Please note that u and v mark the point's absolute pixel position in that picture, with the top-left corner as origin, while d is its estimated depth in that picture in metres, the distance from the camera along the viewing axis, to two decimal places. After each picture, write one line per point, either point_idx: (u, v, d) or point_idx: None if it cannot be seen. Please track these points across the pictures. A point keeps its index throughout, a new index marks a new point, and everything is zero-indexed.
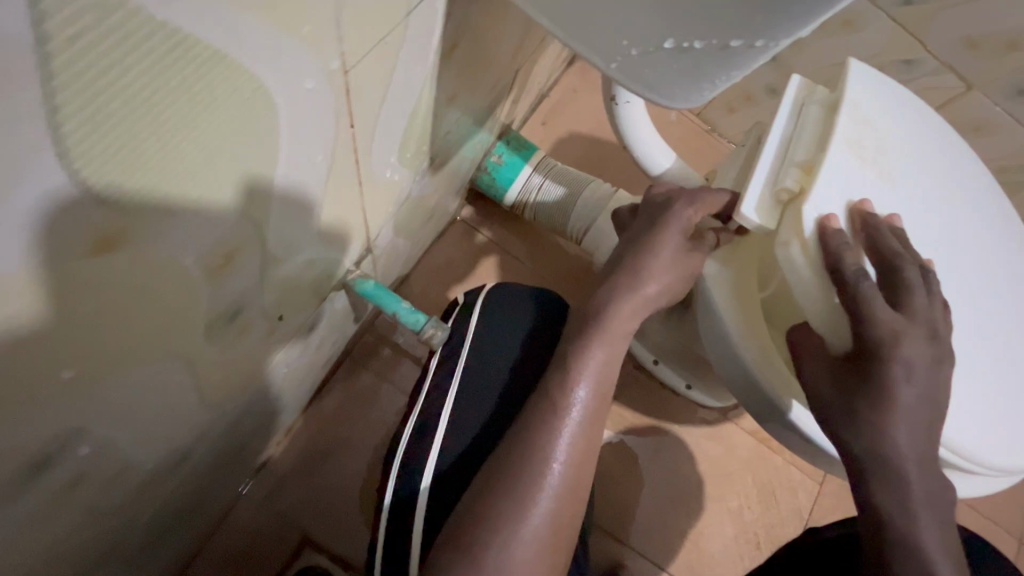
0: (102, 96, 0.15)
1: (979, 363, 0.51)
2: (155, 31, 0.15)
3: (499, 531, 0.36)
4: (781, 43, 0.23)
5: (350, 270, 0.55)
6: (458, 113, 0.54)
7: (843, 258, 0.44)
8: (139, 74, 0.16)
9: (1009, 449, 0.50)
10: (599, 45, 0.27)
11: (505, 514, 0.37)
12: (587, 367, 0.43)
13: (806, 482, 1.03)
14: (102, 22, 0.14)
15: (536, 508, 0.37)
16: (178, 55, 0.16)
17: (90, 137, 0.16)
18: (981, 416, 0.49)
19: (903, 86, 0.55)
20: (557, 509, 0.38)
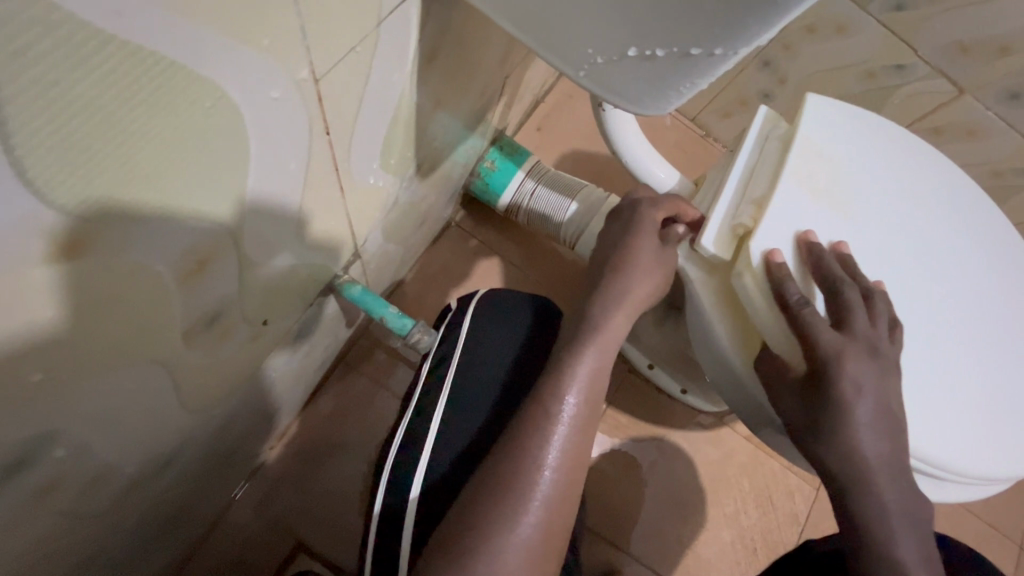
0: (56, 105, 0.15)
1: (938, 372, 0.53)
2: (108, 44, 0.16)
3: (486, 542, 0.35)
4: (740, 51, 0.23)
5: (340, 275, 0.55)
6: (445, 120, 0.55)
7: (788, 287, 0.49)
8: (94, 84, 0.16)
9: (977, 453, 0.52)
10: (566, 54, 0.27)
11: (491, 523, 0.36)
12: (575, 376, 0.43)
13: (803, 487, 1.03)
14: (51, 34, 0.14)
15: (527, 514, 0.37)
16: (134, 65, 0.17)
17: (47, 146, 0.16)
18: (940, 422, 0.52)
19: (857, 120, 0.60)
20: (548, 516, 0.38)
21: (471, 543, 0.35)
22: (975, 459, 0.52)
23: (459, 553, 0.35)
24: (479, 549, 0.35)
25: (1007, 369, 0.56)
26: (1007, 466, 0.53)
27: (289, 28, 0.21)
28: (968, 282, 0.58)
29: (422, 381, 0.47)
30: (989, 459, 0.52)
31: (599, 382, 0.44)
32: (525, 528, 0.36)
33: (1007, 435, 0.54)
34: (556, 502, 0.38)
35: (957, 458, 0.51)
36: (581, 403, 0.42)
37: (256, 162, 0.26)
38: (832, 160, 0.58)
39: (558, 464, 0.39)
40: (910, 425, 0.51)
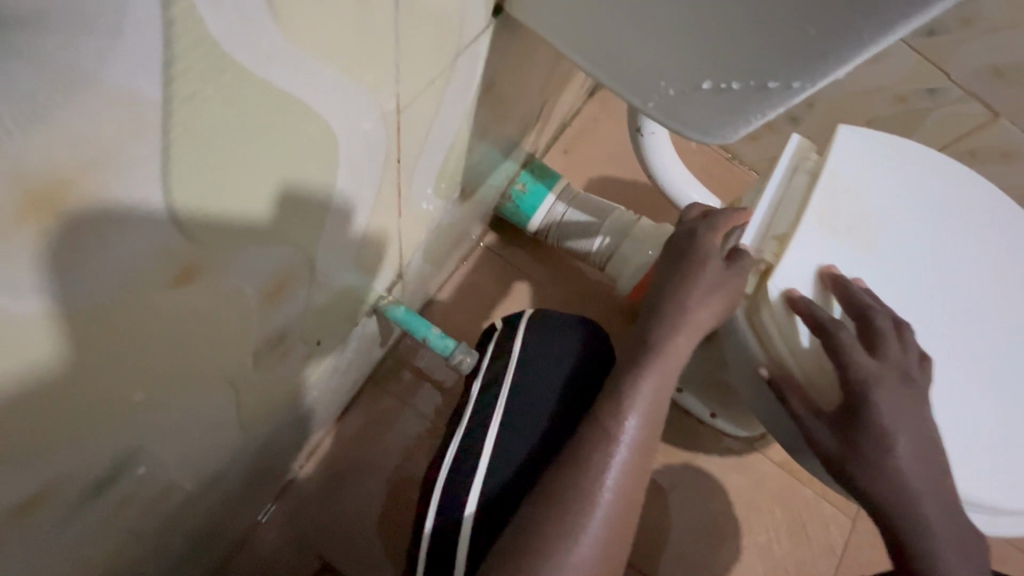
0: (206, 138, 0.17)
1: (967, 406, 0.55)
2: (253, 87, 0.17)
3: (543, 560, 0.35)
4: (819, 85, 0.24)
5: (382, 296, 0.56)
6: (488, 145, 0.56)
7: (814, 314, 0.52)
8: (234, 124, 0.17)
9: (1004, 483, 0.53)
10: (637, 85, 0.28)
11: (548, 542, 0.36)
12: (635, 397, 0.43)
13: (838, 516, 1.00)
14: (216, 78, 0.16)
15: (587, 531, 0.37)
16: (271, 101, 0.18)
17: (185, 177, 0.17)
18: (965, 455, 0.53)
19: (887, 152, 0.63)
20: (609, 535, 0.38)
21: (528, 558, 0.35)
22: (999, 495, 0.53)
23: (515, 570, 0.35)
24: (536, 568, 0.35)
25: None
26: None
27: (389, 64, 0.23)
28: (1002, 313, 0.59)
29: (472, 399, 0.47)
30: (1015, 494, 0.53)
31: (659, 405, 0.44)
32: (582, 548, 0.36)
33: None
34: (615, 523, 0.38)
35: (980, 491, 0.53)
36: (641, 425, 0.42)
37: (341, 189, 0.27)
38: (858, 195, 0.60)
39: (619, 483, 0.39)
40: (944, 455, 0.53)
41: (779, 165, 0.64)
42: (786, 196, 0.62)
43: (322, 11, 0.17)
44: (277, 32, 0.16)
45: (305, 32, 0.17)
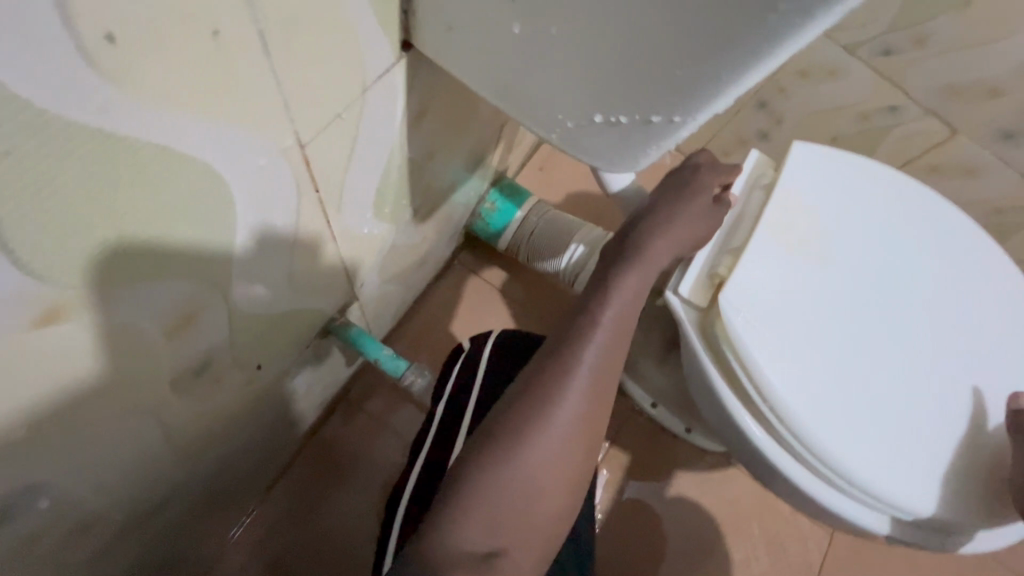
0: (50, 197, 0.18)
1: (918, 428, 0.55)
2: (95, 138, 0.18)
3: (472, 516, 0.38)
4: (697, 119, 0.24)
5: (335, 317, 0.56)
6: (442, 168, 0.57)
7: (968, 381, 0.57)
8: (82, 175, 0.18)
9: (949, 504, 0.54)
10: (539, 117, 0.29)
11: (478, 499, 0.38)
12: (582, 362, 0.43)
13: (816, 532, 0.99)
14: (43, 141, 0.17)
15: (534, 452, 0.40)
16: (123, 155, 0.19)
17: (31, 229, 0.18)
18: (907, 468, 0.54)
19: (847, 168, 0.63)
20: (556, 456, 0.41)
21: (457, 514, 0.37)
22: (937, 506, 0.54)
23: (444, 524, 0.37)
24: (464, 522, 0.37)
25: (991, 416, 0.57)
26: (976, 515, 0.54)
27: (271, 104, 0.23)
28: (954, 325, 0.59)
29: (438, 422, 0.52)
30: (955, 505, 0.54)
31: (609, 369, 0.44)
32: (512, 506, 0.39)
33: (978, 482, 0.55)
34: (548, 486, 0.40)
35: (919, 504, 0.54)
36: (585, 389, 0.43)
37: (242, 224, 0.28)
38: (812, 210, 0.61)
39: (571, 413, 0.42)
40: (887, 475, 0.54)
41: (742, 177, 0.64)
42: (747, 209, 0.62)
43: (166, 60, 0.18)
44: (110, 85, 0.17)
45: (148, 82, 0.18)
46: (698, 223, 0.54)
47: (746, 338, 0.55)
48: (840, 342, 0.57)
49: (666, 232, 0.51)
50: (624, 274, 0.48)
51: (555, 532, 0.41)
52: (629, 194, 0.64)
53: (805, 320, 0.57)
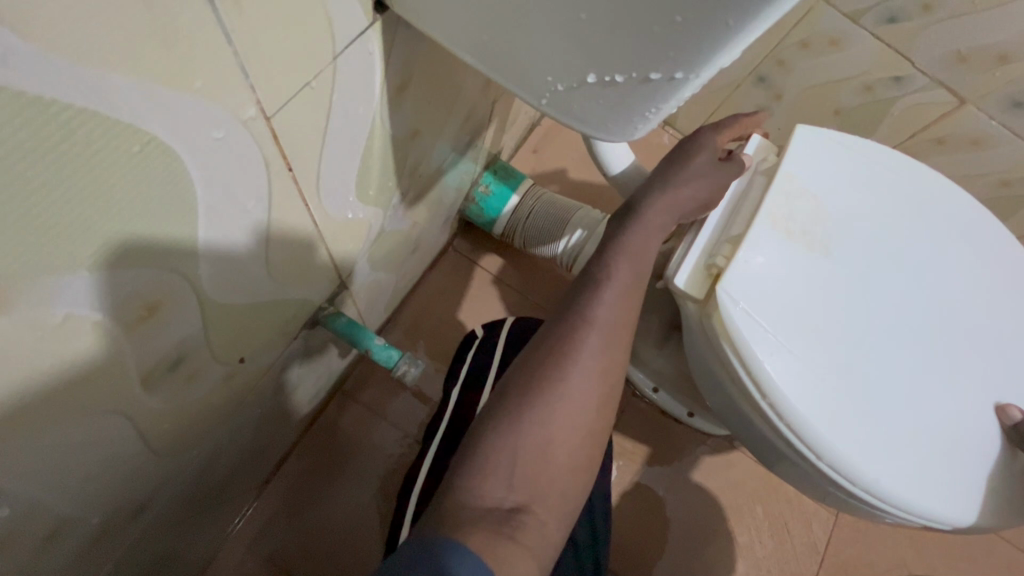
0: None
1: (921, 421, 0.56)
2: (13, 105, 0.16)
3: (490, 473, 0.37)
4: (701, 74, 0.22)
5: (324, 307, 0.54)
6: (430, 149, 0.54)
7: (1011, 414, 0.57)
8: (2, 152, 0.16)
9: (951, 499, 0.55)
10: (527, 82, 0.27)
11: (497, 457, 0.37)
12: (594, 319, 0.43)
13: (821, 513, 0.98)
14: None
15: (551, 410, 0.39)
16: (46, 123, 0.17)
17: None
18: (908, 460, 0.55)
19: (847, 157, 0.63)
20: (574, 413, 0.40)
21: (476, 473, 0.37)
22: (937, 499, 0.55)
23: (461, 487, 0.36)
24: (483, 480, 0.36)
25: (981, 407, 0.58)
26: (972, 508, 0.55)
27: (221, 67, 0.21)
28: (950, 314, 0.60)
29: (451, 408, 0.50)
30: (949, 498, 0.55)
31: (621, 325, 0.44)
32: (533, 463, 0.38)
33: (970, 473, 0.56)
34: (567, 440, 0.40)
35: (923, 500, 0.54)
36: (598, 344, 0.43)
37: (206, 205, 0.26)
38: (815, 197, 0.60)
39: (586, 369, 0.41)
40: (891, 466, 0.54)
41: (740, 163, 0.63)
42: (747, 195, 0.61)
43: (82, 7, 0.16)
44: (13, 36, 0.15)
45: (59, 28, 0.16)
46: (696, 202, 0.52)
47: (749, 334, 0.54)
48: (841, 333, 0.56)
49: (670, 210, 0.51)
50: (626, 249, 0.48)
51: (574, 497, 0.40)
52: (628, 173, 0.62)
53: (808, 312, 0.56)
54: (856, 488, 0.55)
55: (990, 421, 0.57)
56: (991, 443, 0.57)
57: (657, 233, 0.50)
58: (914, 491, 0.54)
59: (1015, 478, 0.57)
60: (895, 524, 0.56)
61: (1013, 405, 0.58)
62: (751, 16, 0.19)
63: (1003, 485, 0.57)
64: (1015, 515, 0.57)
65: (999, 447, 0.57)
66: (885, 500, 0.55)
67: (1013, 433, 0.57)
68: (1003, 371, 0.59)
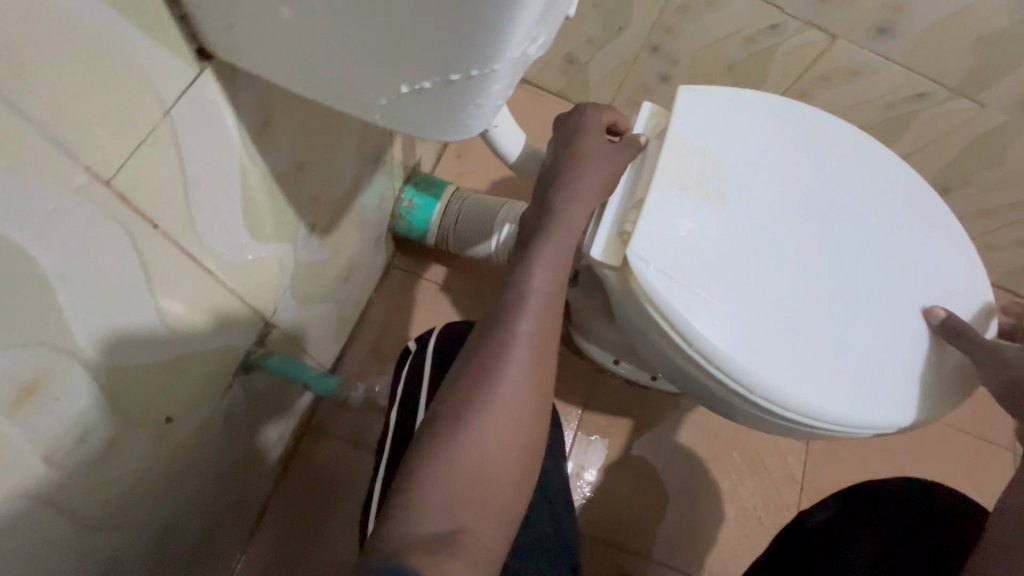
0: None
1: (844, 337, 0.60)
2: None
3: (430, 500, 0.39)
4: (494, 67, 0.24)
5: (253, 350, 0.54)
6: (331, 175, 0.55)
7: (936, 312, 0.62)
8: None
9: (883, 405, 0.59)
10: (355, 101, 0.29)
11: (436, 481, 0.40)
12: (518, 335, 0.47)
13: (794, 445, 1.04)
14: None
15: (483, 429, 0.43)
16: None
17: None
18: (837, 378, 0.59)
19: (730, 108, 0.67)
20: (506, 429, 0.44)
21: (416, 500, 0.39)
22: (872, 407, 0.59)
23: (403, 515, 0.39)
24: (423, 506, 0.39)
25: (901, 315, 0.62)
26: (905, 411, 0.60)
27: (29, 143, 0.23)
28: (856, 239, 0.64)
29: (394, 423, 0.51)
30: (883, 408, 0.59)
31: (546, 336, 0.49)
32: (471, 481, 0.41)
33: (898, 379, 0.60)
34: (502, 454, 0.43)
35: (859, 413, 0.58)
36: (524, 357, 0.46)
37: (61, 278, 0.27)
38: (706, 151, 0.63)
39: (514, 385, 0.45)
40: (822, 386, 0.58)
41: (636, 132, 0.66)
42: (644, 161, 0.64)
43: None
44: None
45: None
46: (593, 180, 0.56)
47: (673, 300, 0.57)
48: (758, 273, 0.60)
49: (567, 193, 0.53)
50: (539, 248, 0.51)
51: (515, 504, 0.43)
52: None
53: (721, 262, 0.59)
54: (794, 415, 0.59)
55: (916, 324, 0.62)
56: (914, 344, 0.61)
57: (558, 217, 0.53)
58: (847, 404, 0.58)
59: (934, 374, 0.62)
60: (841, 438, 0.60)
61: (936, 306, 0.63)
62: (508, 11, 0.21)
63: (924, 383, 0.61)
64: (941, 409, 0.61)
65: (922, 348, 0.62)
66: (823, 420, 0.58)
67: (943, 328, 0.62)
68: (913, 281, 0.64)
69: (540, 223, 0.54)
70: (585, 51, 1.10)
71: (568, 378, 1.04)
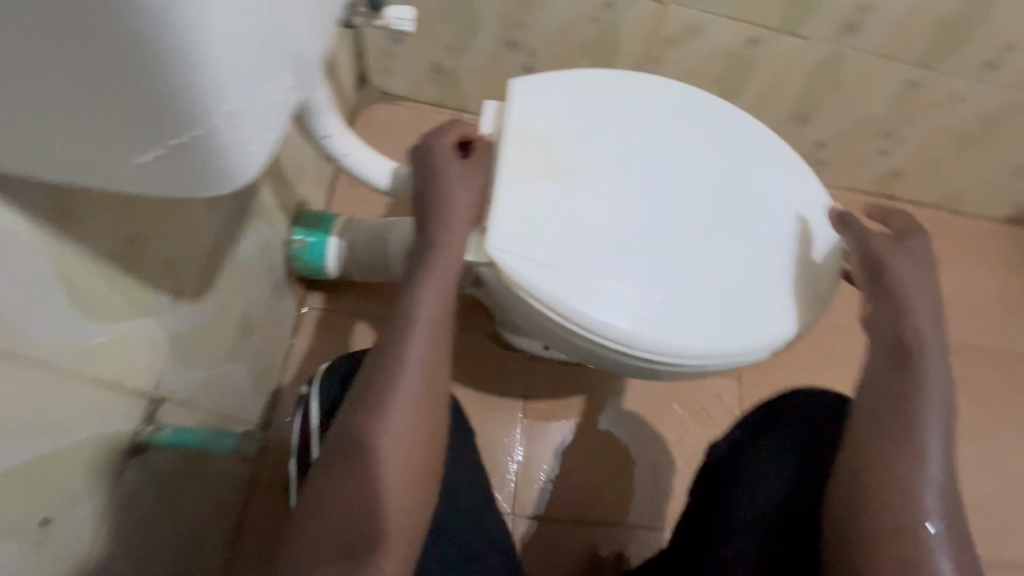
0: None
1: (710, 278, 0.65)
2: None
3: (326, 531, 0.47)
4: (207, 129, 0.29)
5: (140, 429, 0.54)
6: (186, 240, 0.56)
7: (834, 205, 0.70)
8: None
9: (758, 330, 0.64)
10: (108, 175, 0.32)
11: (331, 514, 0.48)
12: (402, 368, 0.52)
13: (726, 383, 1.11)
14: None
15: (372, 462, 0.49)
16: None
17: None
18: (709, 315, 0.63)
19: (564, 90, 0.70)
20: (395, 457, 0.50)
21: (314, 533, 0.47)
22: (747, 334, 0.64)
23: (305, 546, 0.47)
24: (321, 537, 0.47)
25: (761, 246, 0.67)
26: (780, 331, 0.65)
27: None
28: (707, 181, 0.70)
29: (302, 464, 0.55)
30: (759, 332, 0.64)
31: (431, 363, 0.54)
32: (364, 511, 0.48)
33: (768, 303, 0.65)
34: (392, 481, 0.50)
35: (737, 343, 0.63)
36: (409, 389, 0.52)
37: None
38: (547, 135, 0.67)
39: (400, 417, 0.51)
40: (697, 327, 0.63)
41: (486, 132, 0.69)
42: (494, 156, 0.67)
43: None
44: None
45: None
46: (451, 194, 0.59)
47: (540, 281, 0.60)
48: (616, 237, 0.64)
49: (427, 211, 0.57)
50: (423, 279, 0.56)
51: (412, 521, 0.50)
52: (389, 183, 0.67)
53: (580, 234, 0.63)
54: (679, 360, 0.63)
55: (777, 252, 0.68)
56: (778, 269, 0.67)
57: (430, 242, 0.58)
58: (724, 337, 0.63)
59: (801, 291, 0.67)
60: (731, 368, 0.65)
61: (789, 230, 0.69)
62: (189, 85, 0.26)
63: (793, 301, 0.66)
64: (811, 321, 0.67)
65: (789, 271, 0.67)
66: (706, 358, 0.63)
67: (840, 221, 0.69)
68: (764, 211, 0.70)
69: (422, 255, 0.58)
70: (449, 60, 1.13)
71: (503, 374, 1.07)
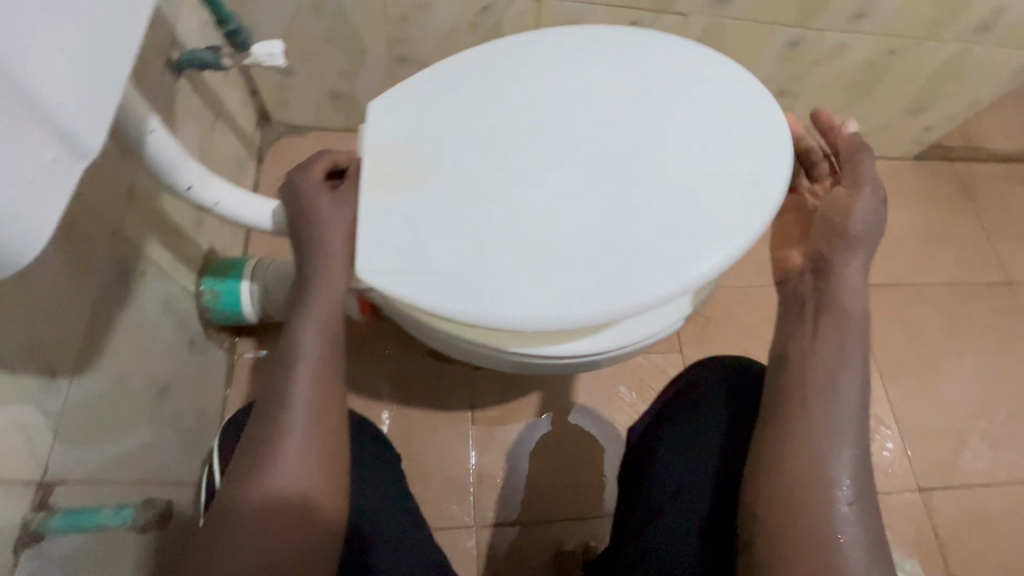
0: None
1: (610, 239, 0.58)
2: None
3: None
4: None
5: (30, 517, 0.52)
6: (54, 317, 0.55)
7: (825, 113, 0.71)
8: None
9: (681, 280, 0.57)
10: None
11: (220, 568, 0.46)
12: (290, 406, 0.52)
13: (670, 358, 1.13)
14: None
15: (262, 505, 0.49)
16: None
17: None
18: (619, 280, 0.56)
19: (415, 90, 0.66)
20: (286, 498, 0.49)
21: None
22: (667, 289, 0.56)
23: None
24: None
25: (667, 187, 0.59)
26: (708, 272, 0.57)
27: None
28: (620, 133, 0.62)
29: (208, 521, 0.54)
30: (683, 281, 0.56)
31: (322, 397, 0.54)
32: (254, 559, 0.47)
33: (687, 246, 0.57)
34: (284, 523, 0.49)
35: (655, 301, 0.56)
36: (298, 426, 0.52)
37: None
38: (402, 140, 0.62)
39: (289, 456, 0.50)
40: (605, 295, 0.56)
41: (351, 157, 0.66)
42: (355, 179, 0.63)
43: None
44: None
45: None
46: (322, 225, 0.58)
47: (417, 293, 0.56)
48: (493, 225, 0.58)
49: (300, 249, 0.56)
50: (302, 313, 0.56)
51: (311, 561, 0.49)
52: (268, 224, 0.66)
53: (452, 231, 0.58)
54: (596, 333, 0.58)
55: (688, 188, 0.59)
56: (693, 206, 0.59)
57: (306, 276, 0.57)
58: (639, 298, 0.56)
59: None
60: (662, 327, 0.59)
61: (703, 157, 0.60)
62: None
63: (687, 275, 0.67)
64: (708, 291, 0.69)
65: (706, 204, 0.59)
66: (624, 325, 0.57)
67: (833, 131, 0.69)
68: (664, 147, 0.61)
69: (303, 289, 0.57)
70: (345, 84, 1.13)
71: (447, 388, 1.07)
